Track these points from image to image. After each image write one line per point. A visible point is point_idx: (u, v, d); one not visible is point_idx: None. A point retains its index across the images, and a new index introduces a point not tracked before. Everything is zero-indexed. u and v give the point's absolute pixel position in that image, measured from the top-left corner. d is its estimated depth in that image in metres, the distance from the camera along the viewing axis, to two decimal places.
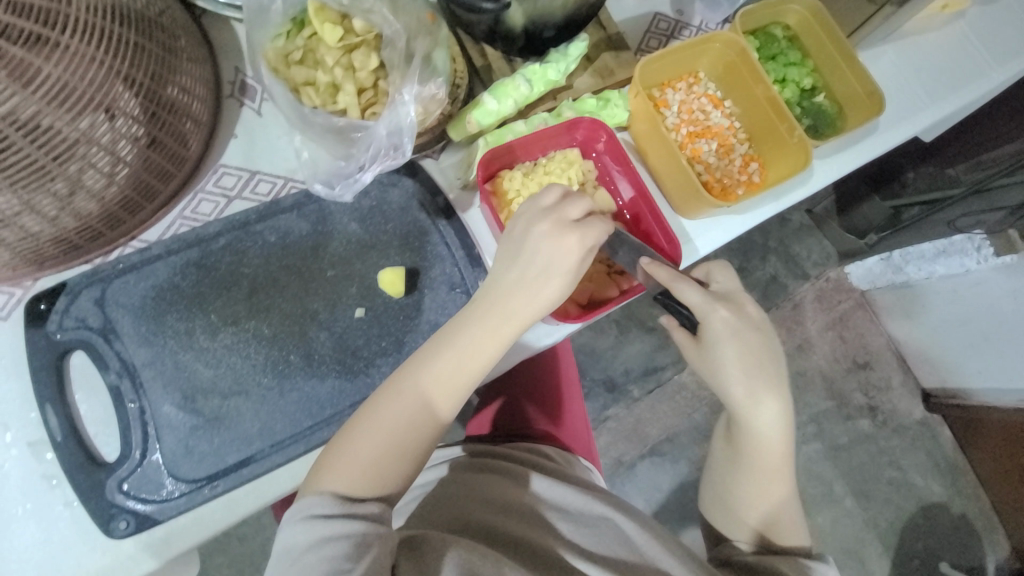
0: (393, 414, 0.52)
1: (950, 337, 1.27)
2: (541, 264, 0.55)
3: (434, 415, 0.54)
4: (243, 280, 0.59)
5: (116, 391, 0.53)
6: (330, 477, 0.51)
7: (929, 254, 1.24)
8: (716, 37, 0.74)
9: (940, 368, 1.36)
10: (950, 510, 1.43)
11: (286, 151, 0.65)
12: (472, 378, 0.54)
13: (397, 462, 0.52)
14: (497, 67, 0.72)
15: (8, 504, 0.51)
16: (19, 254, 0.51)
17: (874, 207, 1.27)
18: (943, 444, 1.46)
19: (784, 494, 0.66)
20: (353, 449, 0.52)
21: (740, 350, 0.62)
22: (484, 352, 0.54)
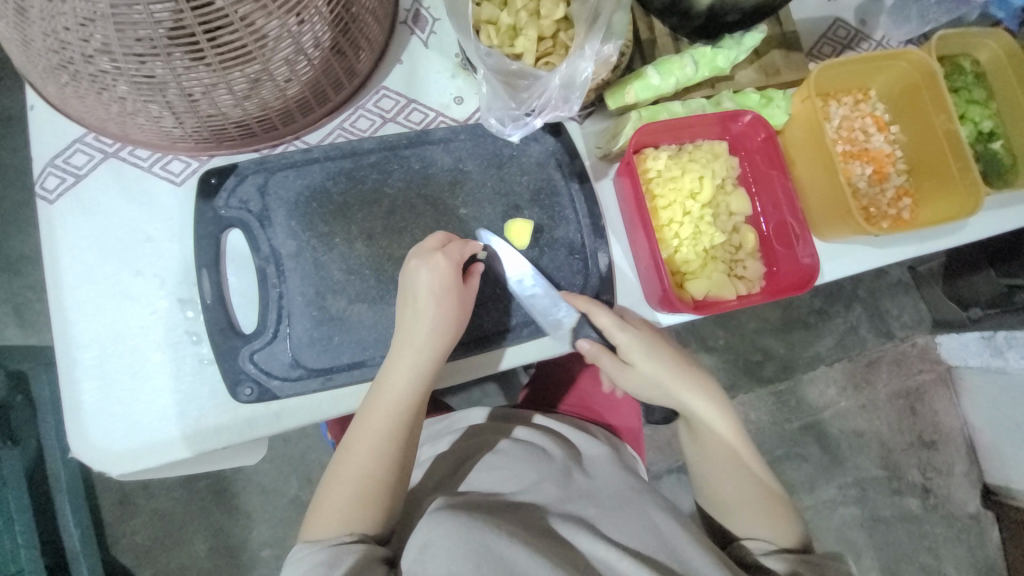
0: (361, 442, 0.55)
1: None
2: (432, 324, 0.55)
3: (395, 442, 0.56)
4: (383, 200, 0.62)
5: (262, 273, 0.58)
6: (314, 526, 0.55)
7: None
8: (906, 54, 0.68)
9: (1009, 468, 1.27)
10: None
11: (442, 86, 0.67)
12: (399, 415, 0.56)
13: (373, 490, 0.55)
14: (661, 43, 0.70)
15: (152, 347, 0.57)
16: (206, 128, 0.55)
17: (987, 282, 1.15)
18: (991, 548, 1.35)
19: (744, 487, 0.65)
20: (335, 480, 0.56)
21: (671, 361, 0.65)
22: (398, 391, 0.55)
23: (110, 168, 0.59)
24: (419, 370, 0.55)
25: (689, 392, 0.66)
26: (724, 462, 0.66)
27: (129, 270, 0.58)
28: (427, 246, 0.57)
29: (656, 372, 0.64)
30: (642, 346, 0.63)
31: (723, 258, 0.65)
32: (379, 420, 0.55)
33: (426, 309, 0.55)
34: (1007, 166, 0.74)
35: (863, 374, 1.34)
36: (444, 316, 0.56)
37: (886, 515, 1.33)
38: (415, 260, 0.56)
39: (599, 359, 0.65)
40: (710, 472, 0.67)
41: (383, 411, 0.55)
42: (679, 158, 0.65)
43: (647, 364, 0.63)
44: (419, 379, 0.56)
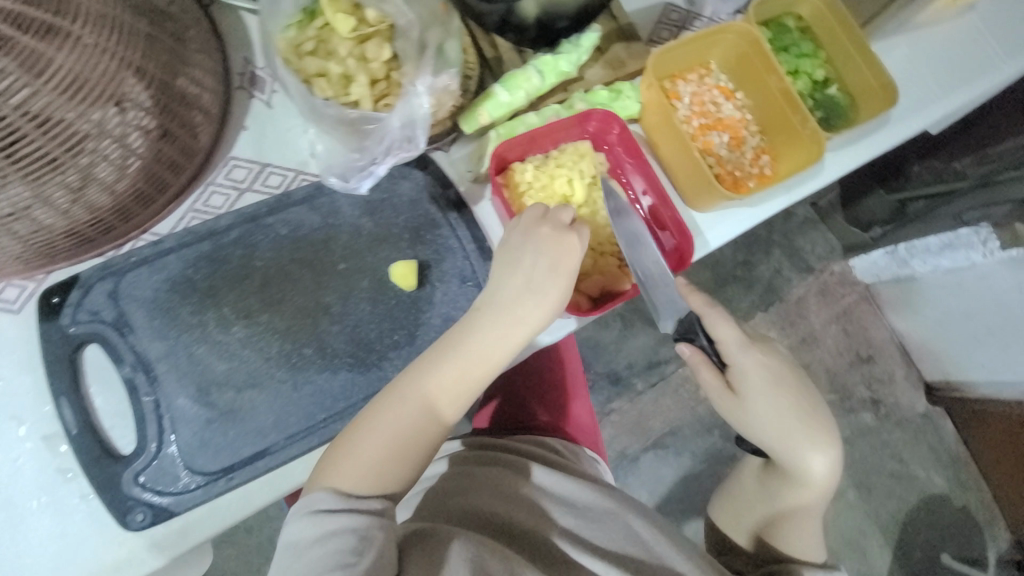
0: (421, 398, 0.54)
1: (953, 328, 1.25)
2: (545, 264, 0.57)
3: (463, 394, 0.56)
4: (255, 273, 0.59)
5: (131, 384, 0.53)
6: (336, 476, 0.51)
7: (934, 248, 1.16)
8: (730, 27, 0.73)
9: (945, 362, 1.36)
10: (950, 501, 1.44)
11: (297, 143, 0.65)
12: (483, 373, 0.56)
13: (409, 444, 0.53)
14: (506, 58, 0.71)
15: (23, 497, 0.51)
16: (33, 247, 0.51)
17: (877, 200, 1.30)
18: (945, 437, 1.46)
19: (806, 525, 0.71)
20: (367, 432, 0.52)
21: (785, 394, 0.67)
22: (498, 351, 0.57)
23: None
24: (531, 316, 0.57)
25: (793, 422, 0.67)
26: (784, 508, 0.71)
27: None
28: (532, 221, 0.59)
29: (766, 407, 0.66)
30: (757, 378, 0.66)
31: (613, 251, 0.66)
32: (460, 372, 0.55)
33: (537, 269, 0.57)
34: (845, 106, 0.81)
35: (795, 313, 1.43)
36: (563, 262, 0.58)
37: (847, 435, 1.42)
38: (529, 226, 0.58)
39: (698, 366, 0.68)
40: (761, 510, 0.73)
41: (469, 360, 0.55)
42: (546, 166, 0.66)
43: (759, 399, 0.66)
44: (525, 329, 0.58)
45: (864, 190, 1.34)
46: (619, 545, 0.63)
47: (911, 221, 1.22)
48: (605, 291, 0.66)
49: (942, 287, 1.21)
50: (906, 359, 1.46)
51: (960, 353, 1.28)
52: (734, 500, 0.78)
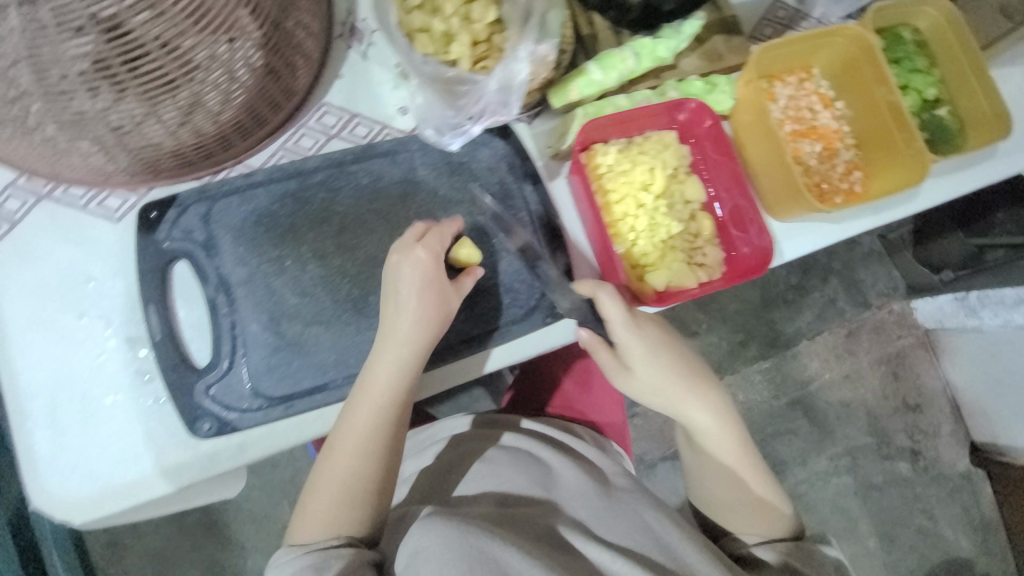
0: (348, 444, 0.55)
1: (1013, 393, 1.18)
2: (415, 316, 0.55)
3: (381, 440, 0.56)
4: (334, 217, 0.61)
5: (213, 304, 0.56)
6: (301, 530, 0.55)
7: (1010, 301, 1.11)
8: (843, 30, 0.69)
9: (995, 423, 1.28)
10: (977, 568, 1.35)
11: (386, 97, 0.66)
12: (385, 425, 0.55)
13: (356, 493, 0.55)
14: (602, 38, 0.70)
15: (101, 391, 0.54)
16: (141, 161, 0.53)
17: (956, 244, 1.18)
18: (984, 501, 1.37)
19: (715, 482, 0.68)
20: (324, 478, 0.56)
21: (670, 359, 0.66)
22: (383, 391, 0.55)
23: (43, 211, 0.56)
24: (409, 367, 0.55)
25: (678, 388, 0.67)
26: (719, 470, 0.68)
27: (73, 313, 0.55)
28: (421, 256, 0.55)
29: (653, 375, 0.66)
30: (644, 349, 0.64)
31: (682, 247, 0.65)
32: (368, 420, 0.55)
33: (409, 308, 0.55)
34: (953, 131, 0.76)
35: (842, 346, 1.36)
36: (427, 312, 0.55)
37: (878, 482, 1.35)
38: (393, 262, 0.55)
39: (596, 351, 0.66)
40: (723, 487, 0.68)
41: (373, 409, 0.54)
42: (629, 152, 0.65)
43: (642, 369, 0.65)
44: (405, 377, 0.55)
45: (939, 231, 1.22)
46: (634, 541, 0.63)
47: (988, 268, 1.14)
48: (669, 287, 0.65)
49: (1006, 342, 1.15)
50: (956, 416, 1.38)
51: (1012, 416, 1.22)
52: (702, 488, 0.70)
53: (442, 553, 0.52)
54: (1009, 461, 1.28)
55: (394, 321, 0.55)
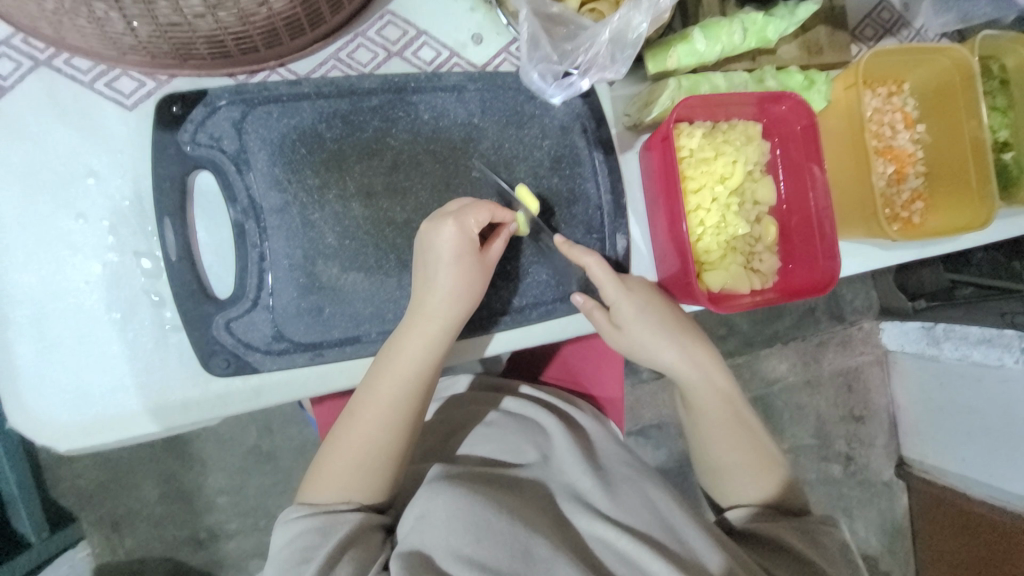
0: (370, 411, 0.51)
1: (953, 420, 1.27)
2: (452, 285, 0.50)
3: (405, 413, 0.52)
4: (386, 152, 0.53)
5: (240, 230, 0.49)
6: (313, 488, 0.52)
7: (971, 338, 1.17)
8: (951, 49, 0.65)
9: (926, 443, 1.36)
10: (877, 565, 1.45)
11: (460, 20, 0.57)
12: (410, 397, 0.51)
13: (374, 461, 0.52)
14: (706, 1, 0.61)
15: (98, 307, 0.47)
16: (168, 41, 0.43)
17: (933, 275, 1.20)
18: (896, 509, 1.45)
19: (720, 447, 0.65)
20: (340, 441, 0.52)
21: (661, 316, 0.59)
22: (411, 362, 0.51)
23: (41, 80, 0.46)
24: (441, 340, 0.51)
25: (665, 347, 0.60)
26: (713, 430, 0.65)
27: (69, 212, 0.47)
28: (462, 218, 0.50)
29: (644, 337, 0.59)
30: (635, 307, 0.58)
31: (743, 250, 0.63)
32: (392, 389, 0.51)
33: (452, 276, 0.50)
34: (1013, 178, 0.74)
35: (810, 354, 1.37)
36: (466, 285, 0.51)
37: (812, 479, 1.40)
38: (429, 227, 0.50)
39: (592, 316, 0.59)
40: (722, 452, 0.64)
41: (398, 379, 0.50)
42: (713, 138, 0.60)
43: (632, 332, 0.58)
44: (436, 350, 0.51)
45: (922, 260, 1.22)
46: (642, 525, 0.58)
47: (959, 305, 1.17)
48: (722, 291, 0.61)
49: (957, 376, 1.23)
50: (892, 430, 1.44)
51: (944, 441, 1.31)
52: (700, 456, 0.67)
53: (449, 522, 0.50)
54: (930, 478, 1.37)
55: (430, 288, 0.50)
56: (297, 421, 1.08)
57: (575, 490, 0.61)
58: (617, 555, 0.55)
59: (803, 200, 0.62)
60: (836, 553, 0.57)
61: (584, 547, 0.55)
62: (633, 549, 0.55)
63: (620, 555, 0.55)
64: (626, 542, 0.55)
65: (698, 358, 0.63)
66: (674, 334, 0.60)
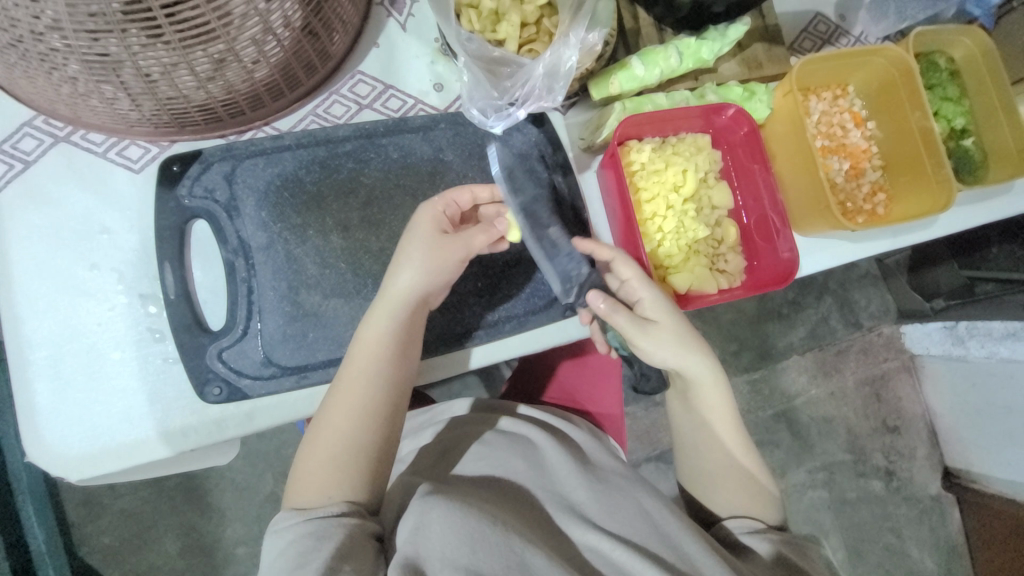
0: (344, 398, 0.53)
1: (991, 422, 1.20)
2: (417, 270, 0.54)
3: (378, 395, 0.53)
4: (360, 189, 0.59)
5: (231, 267, 0.55)
6: (297, 493, 0.52)
7: (997, 334, 1.14)
8: (884, 50, 0.69)
9: (969, 450, 1.28)
10: None
11: (422, 72, 0.64)
12: (382, 378, 0.53)
13: (353, 450, 0.52)
14: (645, 33, 0.69)
15: (107, 345, 0.52)
16: (167, 112, 0.51)
17: (948, 273, 1.19)
18: (950, 526, 1.35)
19: (716, 464, 0.64)
20: (318, 437, 0.53)
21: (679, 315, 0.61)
22: (379, 342, 0.53)
23: (61, 154, 0.54)
24: (406, 318, 0.54)
25: (682, 352, 0.61)
26: (705, 443, 0.65)
27: (84, 264, 0.53)
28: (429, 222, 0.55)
29: (665, 342, 0.59)
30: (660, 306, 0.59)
31: (706, 252, 0.65)
32: (363, 371, 0.53)
33: (416, 262, 0.54)
34: (976, 162, 0.75)
35: (830, 364, 1.33)
36: (430, 269, 0.54)
37: (850, 496, 1.33)
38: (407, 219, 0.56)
39: (610, 318, 0.58)
40: (710, 463, 0.65)
41: (368, 360, 0.53)
42: (663, 151, 0.64)
43: (655, 333, 0.59)
44: (402, 331, 0.54)
45: (936, 258, 1.22)
46: (634, 532, 0.58)
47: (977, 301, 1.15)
48: (690, 292, 0.64)
49: (986, 373, 1.18)
50: (931, 440, 1.37)
51: (986, 445, 1.23)
52: (692, 456, 0.66)
53: (443, 535, 0.50)
54: (980, 489, 1.28)
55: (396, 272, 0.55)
56: None
57: (566, 500, 0.61)
58: (610, 563, 0.55)
59: (758, 201, 0.65)
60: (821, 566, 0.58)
61: (576, 556, 0.56)
62: (625, 555, 0.55)
63: (613, 563, 0.55)
64: (617, 549, 0.55)
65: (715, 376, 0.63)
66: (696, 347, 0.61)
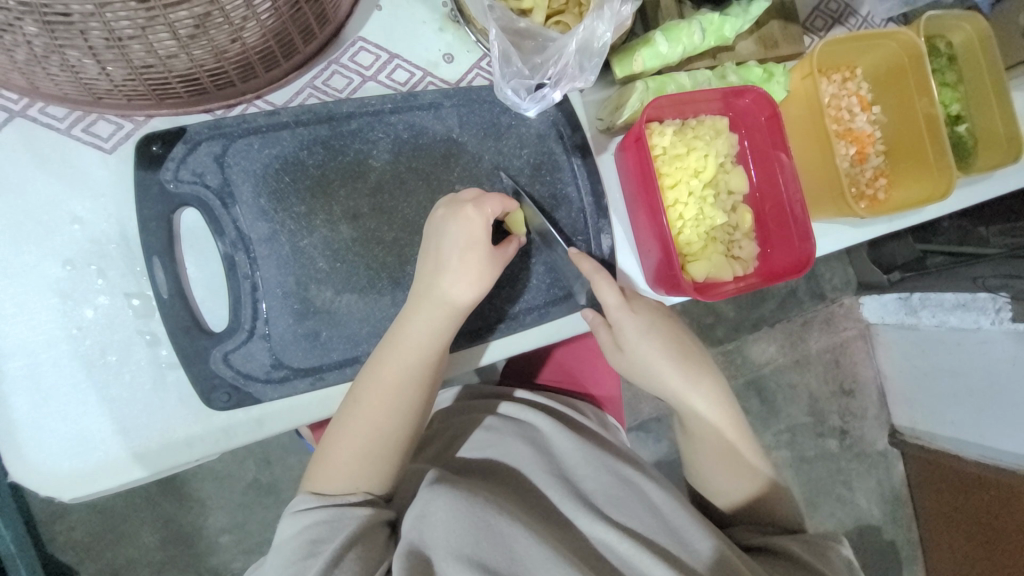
0: (376, 395, 0.50)
1: (938, 386, 1.29)
2: (452, 267, 0.50)
3: (411, 400, 0.51)
4: (370, 173, 0.54)
5: (230, 262, 0.49)
6: (322, 479, 0.51)
7: (948, 304, 1.20)
8: (897, 34, 0.69)
9: (915, 410, 1.39)
10: (881, 533, 1.47)
11: (429, 41, 0.58)
12: (415, 378, 0.51)
13: (377, 449, 0.51)
14: (665, 6, 0.64)
15: (89, 351, 0.47)
16: (143, 82, 0.44)
17: (903, 246, 1.25)
18: (894, 477, 1.48)
19: (720, 473, 0.65)
20: (343, 432, 0.51)
21: (649, 329, 0.61)
22: (418, 349, 0.50)
23: (18, 132, 0.46)
24: (446, 323, 0.51)
25: (669, 369, 0.63)
26: (710, 455, 0.65)
27: (54, 260, 0.47)
28: (462, 227, 0.50)
29: (648, 355, 0.61)
30: (638, 331, 0.59)
31: (722, 239, 0.65)
32: (398, 376, 0.50)
33: (450, 259, 0.50)
34: (967, 148, 0.77)
35: (797, 334, 1.40)
36: (475, 275, 0.51)
37: (810, 455, 1.43)
38: (445, 214, 0.51)
39: (596, 330, 0.61)
40: (707, 466, 0.66)
41: (404, 366, 0.50)
42: (683, 135, 0.62)
43: (637, 351, 0.61)
44: (439, 339, 0.51)
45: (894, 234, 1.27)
46: (642, 526, 0.58)
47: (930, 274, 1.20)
48: (705, 283, 0.63)
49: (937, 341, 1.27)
50: (882, 401, 1.47)
51: (931, 405, 1.34)
52: (698, 469, 0.67)
53: (448, 523, 0.48)
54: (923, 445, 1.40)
55: (428, 273, 0.51)
56: (295, 449, 1.06)
57: (578, 491, 0.61)
58: (619, 559, 0.55)
59: (773, 188, 0.65)
60: (842, 570, 0.56)
61: (588, 553, 0.55)
62: (638, 552, 0.54)
63: (624, 560, 0.55)
64: (627, 545, 0.55)
65: (708, 387, 0.64)
66: (681, 359, 0.63)
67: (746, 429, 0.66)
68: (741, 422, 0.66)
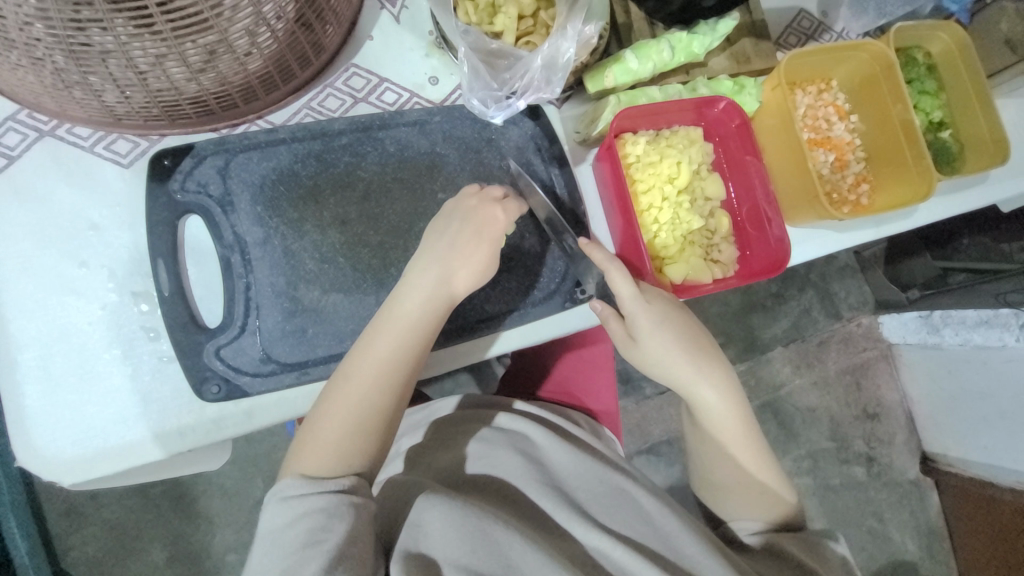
0: (369, 372, 0.51)
1: (965, 407, 1.24)
2: (442, 251, 0.54)
3: (401, 380, 0.52)
4: (358, 183, 0.58)
5: (227, 263, 0.54)
6: (305, 462, 0.49)
7: (970, 322, 1.17)
8: (866, 45, 0.71)
9: (945, 434, 1.32)
10: (918, 570, 1.37)
11: (416, 66, 0.63)
12: (407, 357, 0.52)
13: (367, 429, 0.51)
14: (637, 27, 0.69)
15: (98, 345, 0.51)
16: (158, 105, 0.49)
17: (921, 264, 1.19)
18: (929, 508, 1.39)
19: (728, 471, 0.63)
20: (330, 412, 0.51)
21: (676, 332, 0.61)
22: (406, 328, 0.52)
23: (45, 149, 0.53)
24: (439, 301, 0.54)
25: (680, 362, 0.62)
26: (721, 453, 0.64)
27: (72, 261, 0.52)
28: (463, 210, 0.55)
29: (661, 347, 0.62)
30: (652, 322, 0.61)
31: (700, 243, 0.67)
32: (386, 354, 0.52)
33: (446, 242, 0.54)
34: (953, 153, 0.77)
35: (812, 354, 1.36)
36: (451, 258, 0.54)
37: (834, 483, 1.36)
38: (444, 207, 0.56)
39: (608, 323, 0.63)
40: (718, 464, 0.64)
41: (393, 344, 0.52)
42: (657, 144, 0.65)
43: (650, 343, 0.61)
44: (431, 315, 0.53)
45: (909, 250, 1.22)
46: (636, 533, 0.58)
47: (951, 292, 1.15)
48: (685, 283, 0.65)
49: (961, 360, 1.21)
50: (909, 425, 1.40)
51: (961, 429, 1.27)
52: (709, 470, 0.65)
53: (446, 532, 0.50)
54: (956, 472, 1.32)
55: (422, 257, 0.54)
56: None
57: (570, 497, 0.61)
58: (615, 564, 0.55)
59: (750, 192, 0.67)
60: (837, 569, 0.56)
61: (583, 559, 0.55)
62: (631, 556, 0.54)
63: (618, 565, 0.54)
64: (621, 549, 0.55)
65: (723, 381, 0.63)
66: (694, 352, 0.63)
67: (756, 428, 0.64)
68: (750, 419, 0.64)
